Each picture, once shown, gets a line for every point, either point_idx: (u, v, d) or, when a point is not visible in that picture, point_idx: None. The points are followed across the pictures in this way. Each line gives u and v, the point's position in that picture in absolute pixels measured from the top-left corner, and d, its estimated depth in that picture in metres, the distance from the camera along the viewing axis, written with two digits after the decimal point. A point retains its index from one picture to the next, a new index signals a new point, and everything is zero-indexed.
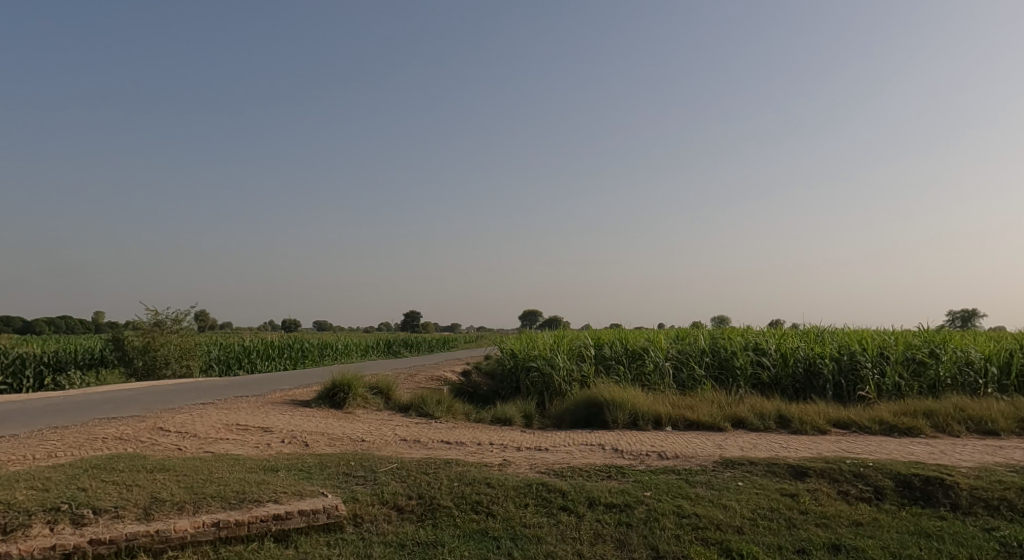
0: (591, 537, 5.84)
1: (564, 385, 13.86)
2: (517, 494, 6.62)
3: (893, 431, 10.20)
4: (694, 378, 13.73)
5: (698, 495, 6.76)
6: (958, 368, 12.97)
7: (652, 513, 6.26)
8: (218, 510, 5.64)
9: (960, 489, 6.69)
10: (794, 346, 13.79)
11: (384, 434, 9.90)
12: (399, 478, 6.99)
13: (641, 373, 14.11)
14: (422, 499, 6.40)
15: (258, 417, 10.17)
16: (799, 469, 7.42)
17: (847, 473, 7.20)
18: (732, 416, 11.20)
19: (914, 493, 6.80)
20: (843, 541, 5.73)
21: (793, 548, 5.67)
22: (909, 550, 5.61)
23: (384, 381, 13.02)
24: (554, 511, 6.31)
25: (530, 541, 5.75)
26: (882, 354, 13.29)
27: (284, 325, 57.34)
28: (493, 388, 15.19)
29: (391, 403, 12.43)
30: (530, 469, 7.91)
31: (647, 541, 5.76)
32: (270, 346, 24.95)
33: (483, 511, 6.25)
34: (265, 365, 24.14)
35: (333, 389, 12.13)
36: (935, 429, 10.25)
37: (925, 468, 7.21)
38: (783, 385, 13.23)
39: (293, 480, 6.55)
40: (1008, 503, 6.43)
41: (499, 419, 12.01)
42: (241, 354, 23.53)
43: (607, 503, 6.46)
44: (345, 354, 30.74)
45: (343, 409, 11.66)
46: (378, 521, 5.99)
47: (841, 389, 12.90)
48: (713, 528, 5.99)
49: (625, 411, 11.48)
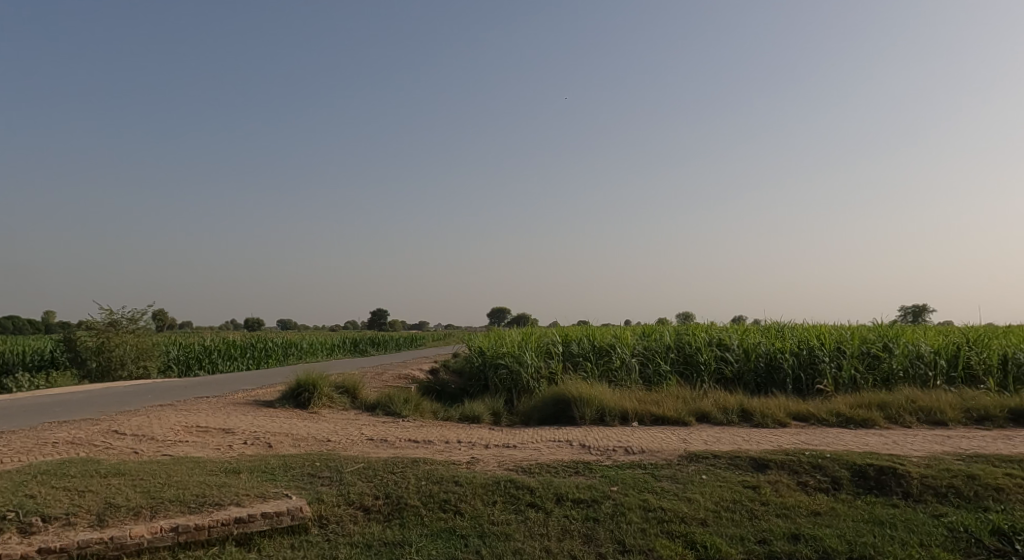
0: (559, 533, 5.91)
1: (532, 382, 13.93)
2: (485, 491, 6.64)
3: (849, 423, 10.50)
4: (660, 373, 13.94)
5: (664, 489, 6.88)
6: (910, 361, 13.36)
7: (619, 508, 6.34)
8: (177, 515, 5.54)
9: (911, 477, 6.91)
10: (755, 341, 14.09)
11: (351, 434, 9.83)
12: (365, 478, 6.96)
13: (608, 369, 14.26)
14: (389, 498, 6.39)
15: (219, 418, 10.01)
16: (761, 461, 7.60)
17: (806, 464, 7.40)
18: (696, 410, 11.41)
19: (868, 482, 7.00)
20: (802, 531, 5.89)
21: (754, 539, 5.81)
22: (864, 538, 5.79)
23: (350, 380, 12.88)
24: (522, 508, 6.36)
25: (498, 538, 5.80)
26: (839, 348, 13.66)
27: (247, 323, 56.47)
28: (462, 386, 15.17)
29: (358, 402, 12.32)
30: (498, 466, 7.97)
31: (614, 536, 5.84)
32: (232, 345, 24.46)
33: (450, 510, 6.26)
34: (227, 364, 23.72)
35: (298, 389, 11.96)
36: (888, 420, 10.58)
37: (878, 458, 7.43)
38: (745, 380, 13.55)
39: (255, 482, 6.49)
40: (955, 490, 6.67)
41: (467, 417, 12.02)
42: (201, 353, 23.03)
43: (574, 499, 6.53)
44: (309, 353, 30.42)
45: (308, 410, 11.52)
46: (344, 521, 5.98)
47: (800, 383, 13.22)
48: (678, 521, 6.10)
49: (593, 407, 11.61)
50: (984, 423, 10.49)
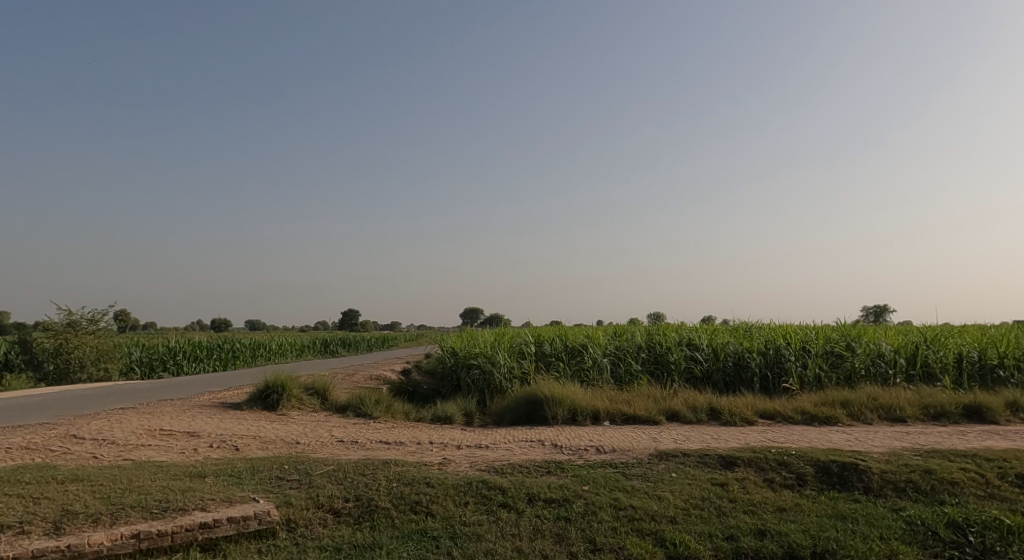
0: (530, 533, 5.93)
1: (504, 382, 13.94)
2: (456, 492, 6.63)
3: (813, 421, 10.71)
4: (631, 373, 14.06)
5: (634, 487, 6.94)
6: (872, 360, 13.67)
7: (590, 507, 6.39)
8: (139, 521, 5.44)
9: (872, 472, 7.08)
10: (724, 341, 14.29)
11: (320, 436, 9.73)
12: (335, 481, 6.90)
13: (580, 369, 14.34)
14: (359, 501, 6.36)
15: (184, 421, 9.83)
16: (728, 459, 7.71)
17: (772, 461, 7.53)
18: (666, 410, 11.53)
19: (831, 478, 7.15)
20: (768, 527, 5.99)
21: (722, 535, 5.90)
22: (827, 532, 5.92)
23: (320, 381, 12.76)
24: (494, 509, 6.37)
25: (469, 538, 5.80)
26: (804, 347, 13.92)
27: (213, 324, 55.53)
28: (434, 386, 15.13)
29: (328, 404, 12.21)
30: (470, 466, 7.96)
31: (585, 535, 5.88)
32: (197, 346, 24.03)
33: (421, 511, 6.25)
34: (192, 366, 23.32)
35: (266, 391, 11.81)
36: (851, 418, 10.82)
37: (841, 455, 7.60)
38: (714, 378, 13.73)
39: (221, 486, 6.39)
40: (914, 485, 6.85)
41: (439, 418, 11.99)
42: (165, 355, 22.57)
43: (546, 498, 6.56)
44: (277, 354, 30.02)
45: (277, 411, 11.38)
46: (313, 525, 5.94)
47: (767, 381, 13.44)
48: (648, 519, 6.17)
49: (564, 407, 11.66)
50: (940, 419, 10.79)
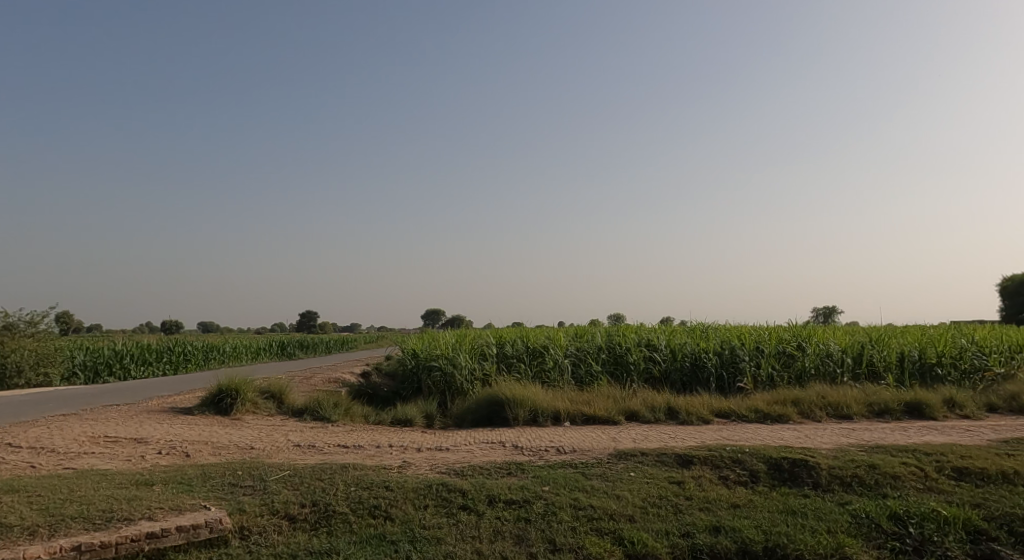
0: (491, 535, 5.93)
1: (465, 384, 13.90)
2: (416, 495, 6.59)
3: (766, 419, 10.98)
4: (591, 374, 14.18)
5: (594, 487, 7.00)
6: (821, 359, 14.07)
7: (550, 507, 6.42)
8: (80, 533, 5.25)
9: (821, 468, 7.27)
10: (682, 341, 14.52)
11: (276, 440, 9.56)
12: (291, 486, 6.79)
13: (542, 370, 14.39)
14: (316, 506, 6.26)
15: (131, 427, 9.53)
16: (685, 457, 7.84)
17: (727, 458, 7.68)
18: (625, 410, 11.66)
19: (782, 474, 7.33)
20: (723, 523, 6.11)
21: (678, 533, 5.99)
22: (778, 527, 6.06)
23: (276, 384, 12.53)
24: (454, 511, 6.34)
25: (429, 542, 5.76)
26: (757, 347, 14.25)
27: (164, 326, 53.94)
28: (395, 388, 15.01)
29: (284, 407, 11.99)
30: (430, 469, 7.92)
31: (544, 535, 5.91)
32: (146, 349, 23.32)
33: (380, 515, 6.20)
34: (140, 369, 22.63)
35: (219, 394, 11.54)
36: (801, 415, 11.11)
37: (792, 451, 7.80)
38: (672, 378, 13.95)
39: (170, 494, 6.23)
40: (859, 479, 7.07)
41: (399, 420, 11.91)
42: (111, 358, 21.75)
43: (506, 500, 6.56)
44: (231, 357, 29.34)
45: (230, 416, 11.14)
46: (267, 532, 5.83)
47: (722, 381, 13.72)
48: (607, 518, 6.23)
49: (526, 408, 11.69)
50: (884, 416, 11.16)
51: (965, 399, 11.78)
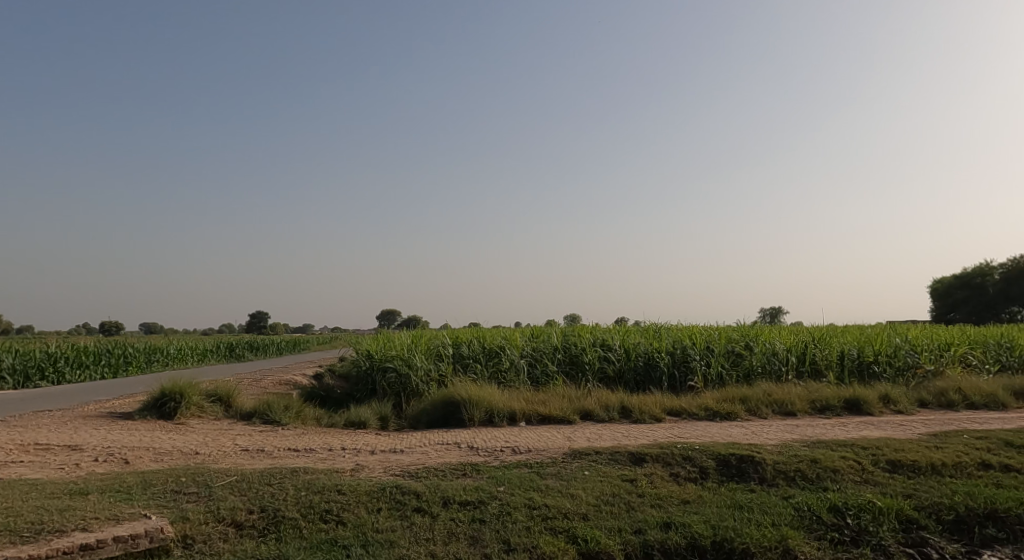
0: (445, 536, 5.88)
1: (421, 385, 13.78)
2: (369, 499, 6.49)
3: (715, 416, 11.21)
4: (547, 373, 14.24)
5: (549, 486, 7.02)
6: (767, 358, 14.44)
7: (505, 507, 6.40)
8: (6, 547, 5.02)
9: (766, 464, 7.45)
10: (635, 341, 14.71)
11: (223, 445, 9.30)
12: (238, 492, 6.61)
13: (498, 371, 14.38)
14: (264, 512, 6.12)
15: (66, 434, 9.14)
16: (638, 455, 7.93)
17: (677, 456, 7.80)
18: (580, 409, 11.74)
19: (730, 470, 7.47)
20: (673, 519, 6.19)
21: (631, 529, 6.05)
22: (726, 522, 6.18)
23: (223, 387, 12.19)
24: (408, 514, 6.27)
25: (382, 545, 5.68)
26: (707, 347, 14.55)
27: (105, 327, 51.96)
28: (348, 390, 14.79)
29: (232, 411, 11.69)
30: (384, 471, 7.82)
31: (499, 536, 5.89)
32: (83, 352, 22.41)
33: (332, 520, 6.09)
34: (76, 373, 21.72)
35: (161, 399, 11.17)
36: (749, 413, 11.38)
37: (739, 448, 7.97)
38: (625, 377, 14.12)
39: (107, 503, 5.99)
40: (802, 474, 7.27)
41: (352, 423, 11.73)
42: (44, 361, 20.89)
43: (461, 501, 6.52)
44: (175, 359, 28.43)
45: (174, 420, 10.80)
46: (212, 540, 5.67)
47: (674, 380, 13.95)
48: (561, 517, 6.26)
49: (481, 408, 11.65)
50: (825, 412, 11.52)
51: (899, 395, 12.26)
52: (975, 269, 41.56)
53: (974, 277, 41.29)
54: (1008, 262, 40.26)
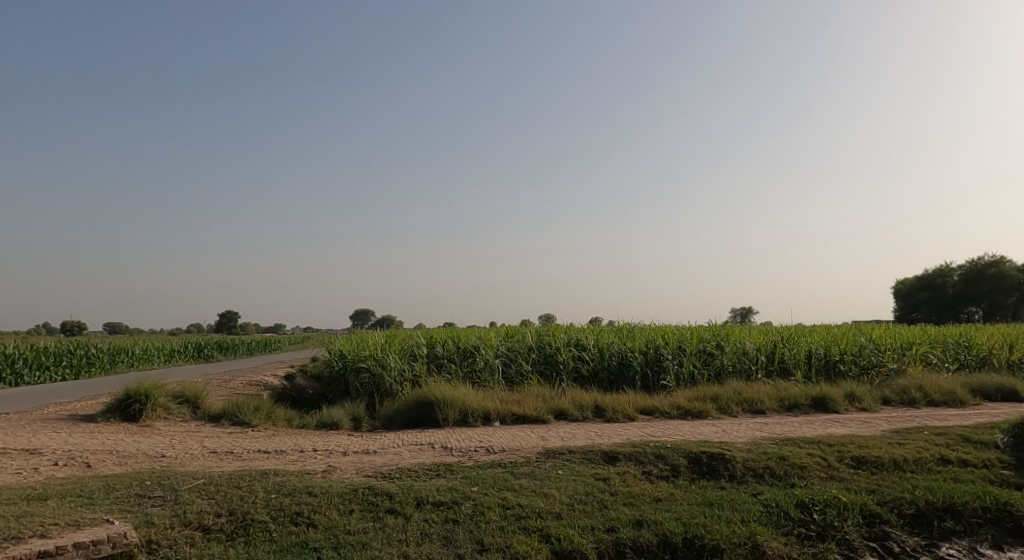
0: (418, 537, 5.83)
1: (394, 385, 13.68)
2: (341, 500, 6.41)
3: (687, 415, 11.31)
4: (521, 373, 14.23)
5: (522, 486, 7.01)
6: (738, 357, 14.62)
7: (478, 507, 6.37)
8: None
9: (736, 461, 7.52)
10: (609, 341, 14.78)
11: (190, 447, 9.12)
12: (205, 495, 6.48)
13: (472, 370, 14.33)
14: (233, 515, 6.00)
15: (25, 437, 8.88)
16: (611, 454, 7.96)
17: (650, 454, 7.84)
18: (554, 408, 11.76)
19: (701, 468, 7.53)
20: (645, 517, 6.22)
21: (604, 528, 6.06)
22: (697, 519, 6.22)
23: (191, 388, 11.96)
24: (381, 515, 6.21)
25: (354, 547, 5.62)
26: (679, 347, 14.69)
27: (68, 327, 50.73)
28: (320, 391, 14.63)
29: (200, 412, 11.47)
30: (356, 473, 7.73)
31: (472, 536, 5.86)
32: (43, 353, 21.83)
33: (302, 522, 6.00)
34: (36, 374, 21.16)
35: (126, 400, 10.92)
36: (719, 411, 11.50)
37: (710, 446, 8.04)
38: (599, 377, 14.18)
39: (67, 509, 5.83)
40: (771, 471, 7.35)
41: (325, 424, 11.60)
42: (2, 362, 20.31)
43: (434, 502, 6.47)
44: (141, 359, 27.86)
45: (139, 423, 10.56)
46: (178, 545, 5.55)
47: (647, 379, 14.05)
48: (535, 516, 6.24)
49: (455, 408, 11.59)
50: (793, 410, 11.69)
51: (863, 393, 12.49)
52: (934, 270, 42.70)
53: (934, 278, 42.34)
54: (965, 264, 41.61)
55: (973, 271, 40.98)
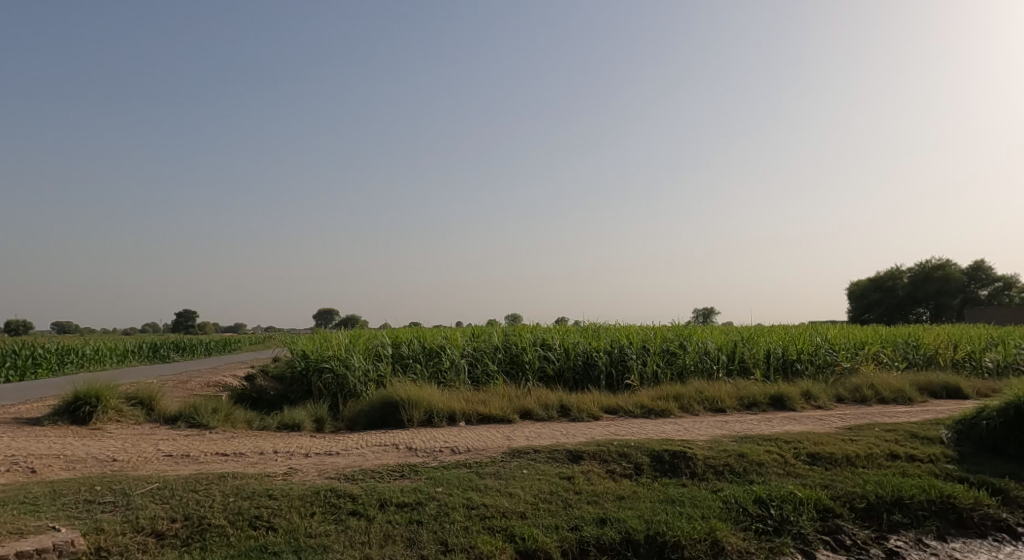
0: (381, 539, 5.74)
1: (358, 386, 13.49)
2: (302, 503, 6.26)
3: (651, 414, 11.39)
4: (487, 373, 14.16)
5: (487, 486, 6.96)
6: (700, 356, 14.80)
7: (443, 508, 6.30)
8: None
9: (698, 459, 7.59)
10: (575, 341, 14.81)
11: (144, 451, 8.84)
12: (159, 500, 6.28)
13: (438, 370, 14.22)
14: (188, 520, 5.83)
15: None
16: (576, 453, 7.95)
17: (614, 453, 7.86)
18: (520, 408, 11.73)
19: (664, 466, 7.58)
20: (609, 515, 6.23)
21: (568, 526, 6.05)
22: (659, 516, 6.26)
23: (145, 389, 11.61)
24: (343, 517, 6.09)
25: (314, 550, 5.50)
26: (643, 346, 14.81)
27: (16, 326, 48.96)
28: (282, 391, 14.35)
29: (155, 415, 11.14)
30: (318, 475, 7.58)
31: (436, 536, 5.79)
32: None
33: (261, 526, 5.85)
34: None
35: (76, 403, 10.55)
36: (682, 410, 11.62)
37: (672, 444, 8.09)
38: (565, 376, 14.21)
39: (10, 517, 5.60)
40: (730, 468, 7.44)
41: (286, 425, 11.36)
42: None
43: (398, 503, 6.38)
44: (92, 360, 27.01)
45: (89, 426, 10.21)
46: (130, 551, 5.37)
47: (612, 378, 14.14)
48: (499, 516, 6.20)
49: (421, 409, 11.47)
50: (753, 408, 11.88)
51: (819, 391, 12.77)
52: (886, 271, 43.99)
53: (885, 280, 43.55)
54: (914, 266, 43.06)
55: (922, 272, 42.53)
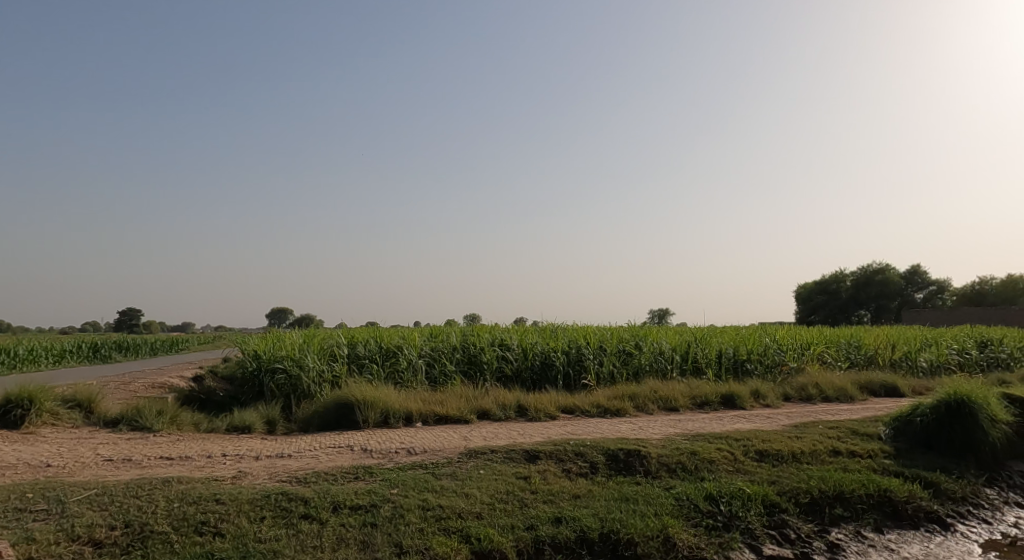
0: (333, 543, 5.59)
1: (312, 386, 13.20)
2: (252, 507, 6.06)
3: (607, 413, 11.45)
4: (445, 374, 14.03)
5: (443, 486, 6.85)
6: (655, 356, 14.97)
7: (398, 510, 6.17)
8: None
9: (652, 457, 7.63)
10: (533, 341, 14.79)
11: (82, 456, 8.44)
12: (98, 506, 6.00)
13: (394, 371, 14.02)
14: (128, 527, 5.58)
15: None
16: (532, 453, 7.90)
17: (569, 452, 7.85)
18: (478, 408, 11.64)
19: (618, 464, 7.60)
20: (564, 514, 6.20)
21: (524, 525, 5.99)
22: (614, 514, 6.26)
23: (83, 391, 11.12)
24: (294, 521, 5.91)
25: (263, 556, 5.32)
26: (600, 346, 14.90)
27: None
28: (232, 393, 13.95)
29: (94, 418, 10.69)
30: (269, 478, 7.35)
31: (391, 539, 5.66)
32: None
33: (207, 531, 5.63)
34: None
35: (8, 406, 10.03)
36: (637, 409, 11.71)
37: (627, 443, 8.12)
38: (523, 376, 14.18)
39: None
40: (683, 465, 7.50)
41: (236, 427, 11.03)
42: None
43: (351, 506, 6.22)
44: (26, 361, 25.79)
45: (22, 430, 9.73)
46: None
47: (569, 378, 14.18)
48: (455, 517, 6.10)
49: (377, 410, 11.28)
50: (705, 407, 12.06)
51: (768, 390, 13.04)
52: (831, 274, 45.38)
53: (830, 283, 44.90)
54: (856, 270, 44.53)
55: (863, 276, 43.99)
